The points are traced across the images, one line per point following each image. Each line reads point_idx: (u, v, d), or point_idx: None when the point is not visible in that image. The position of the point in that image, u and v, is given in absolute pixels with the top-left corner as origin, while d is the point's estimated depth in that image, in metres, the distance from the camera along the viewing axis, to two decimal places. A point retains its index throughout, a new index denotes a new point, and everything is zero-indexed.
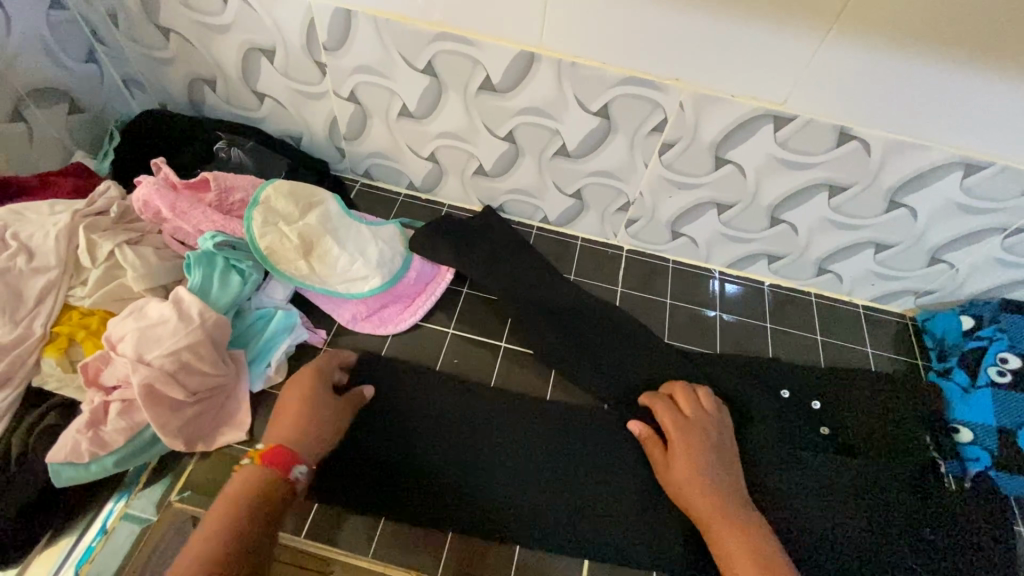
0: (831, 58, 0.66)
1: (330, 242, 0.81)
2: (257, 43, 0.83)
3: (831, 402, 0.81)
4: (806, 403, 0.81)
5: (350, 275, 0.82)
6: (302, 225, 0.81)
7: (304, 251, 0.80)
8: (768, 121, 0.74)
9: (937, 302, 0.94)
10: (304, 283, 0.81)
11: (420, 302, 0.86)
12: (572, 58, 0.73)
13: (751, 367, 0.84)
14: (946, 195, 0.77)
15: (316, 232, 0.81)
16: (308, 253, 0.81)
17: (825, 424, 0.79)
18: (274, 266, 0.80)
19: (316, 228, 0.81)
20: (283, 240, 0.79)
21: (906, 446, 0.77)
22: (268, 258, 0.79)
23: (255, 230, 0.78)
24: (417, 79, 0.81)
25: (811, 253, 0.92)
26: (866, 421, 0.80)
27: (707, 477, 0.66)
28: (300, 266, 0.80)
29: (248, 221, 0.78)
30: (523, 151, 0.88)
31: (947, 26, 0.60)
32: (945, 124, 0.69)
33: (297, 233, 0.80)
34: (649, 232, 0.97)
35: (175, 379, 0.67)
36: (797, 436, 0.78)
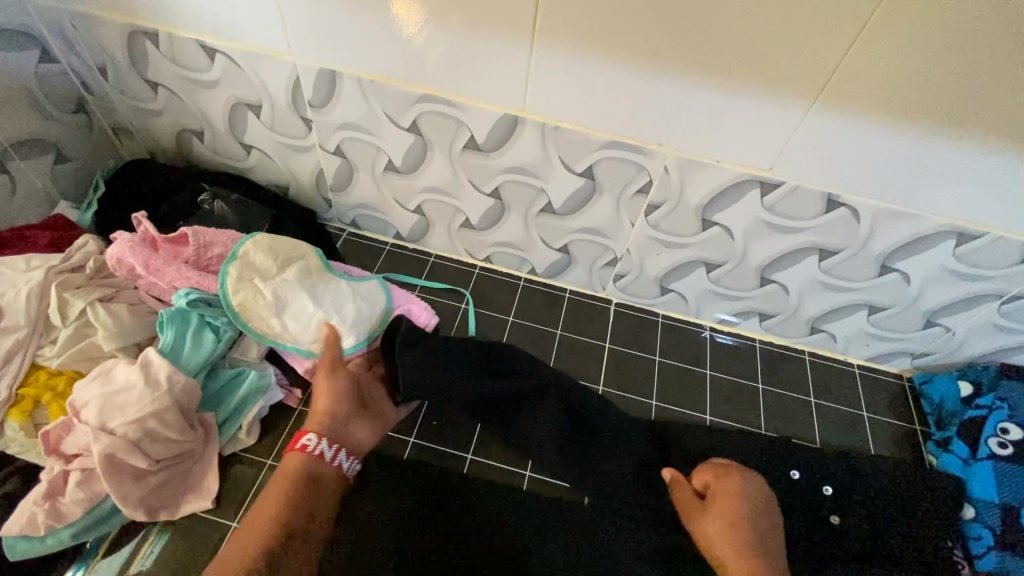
0: (815, 128, 0.65)
1: (305, 298, 0.79)
2: (243, 99, 0.83)
3: (844, 488, 0.75)
4: (817, 489, 0.75)
5: (321, 333, 0.79)
6: (278, 282, 0.79)
7: (278, 307, 0.79)
8: (754, 186, 0.73)
9: (935, 364, 0.91)
10: (275, 342, 0.78)
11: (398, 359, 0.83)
12: (556, 122, 0.72)
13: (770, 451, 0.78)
14: (938, 261, 0.75)
15: (291, 288, 0.79)
16: (283, 309, 0.79)
17: (835, 513, 0.74)
18: (247, 323, 0.78)
19: (293, 284, 0.80)
20: (258, 297, 0.78)
21: (919, 544, 0.72)
22: (241, 315, 0.77)
23: (229, 287, 0.77)
24: (402, 136, 0.81)
25: (803, 312, 0.89)
26: (879, 511, 0.74)
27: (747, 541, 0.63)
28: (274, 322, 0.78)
29: (223, 277, 0.78)
30: (509, 206, 0.87)
31: (932, 102, 0.59)
32: (932, 195, 0.68)
33: (271, 289, 0.78)
34: (638, 287, 0.95)
35: (138, 447, 0.65)
36: (808, 529, 0.72)
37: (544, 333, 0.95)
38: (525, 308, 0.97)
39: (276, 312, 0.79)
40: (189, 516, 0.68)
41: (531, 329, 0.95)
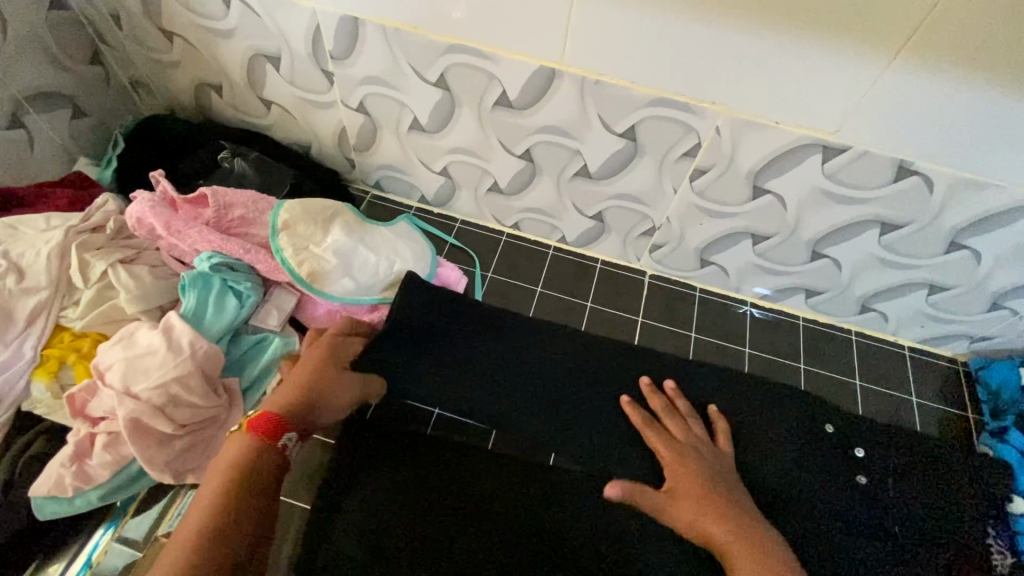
0: (894, 86, 0.57)
1: (364, 250, 0.80)
2: (262, 49, 0.78)
3: (875, 449, 0.72)
4: (847, 449, 0.72)
5: (391, 278, 0.81)
6: (332, 243, 0.79)
7: (344, 267, 0.79)
8: (816, 151, 0.66)
9: (994, 349, 0.85)
10: (352, 298, 0.79)
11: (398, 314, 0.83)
12: (597, 76, 0.66)
13: (753, 409, 0.74)
14: (1017, 239, 0.68)
15: (348, 248, 0.80)
16: (348, 268, 0.79)
17: (862, 474, 0.70)
18: (315, 288, 0.78)
19: (351, 245, 0.80)
20: (321, 262, 0.78)
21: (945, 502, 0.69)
22: (305, 280, 0.77)
23: (288, 258, 0.77)
24: (429, 92, 0.75)
25: (854, 290, 0.83)
26: (914, 473, 0.70)
27: (704, 472, 0.63)
28: (335, 283, 0.78)
29: (279, 254, 0.77)
30: (541, 169, 0.81)
31: None
32: (1022, 163, 0.60)
33: (333, 252, 0.79)
34: (675, 259, 0.90)
35: (163, 412, 0.64)
36: (830, 474, 0.70)
37: (573, 304, 0.91)
38: (555, 278, 0.93)
39: (344, 271, 0.79)
40: None
41: (559, 300, 0.91)
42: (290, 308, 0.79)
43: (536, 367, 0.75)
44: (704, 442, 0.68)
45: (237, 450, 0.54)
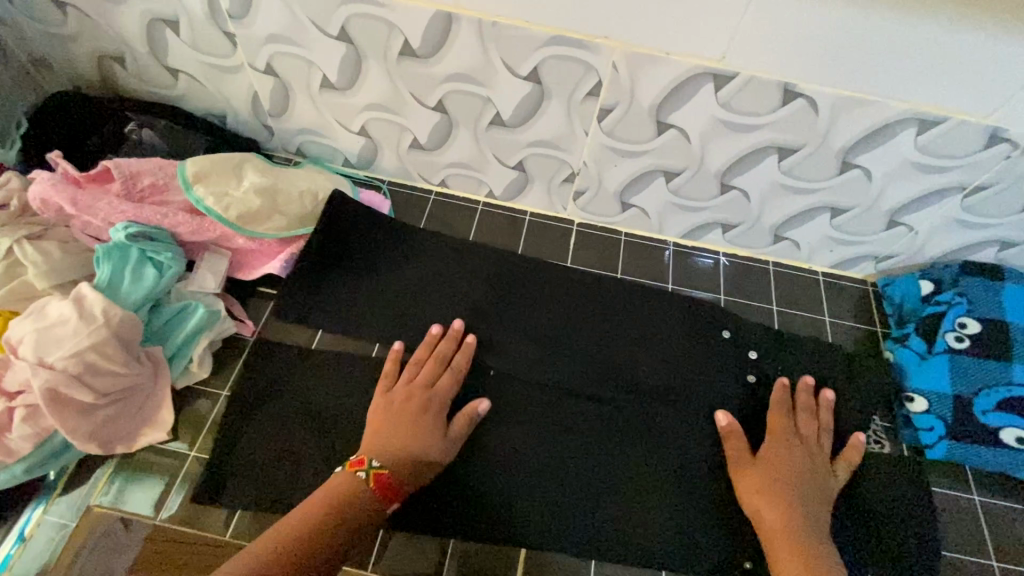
0: (766, 7, 0.60)
1: (286, 186, 0.82)
2: (159, 14, 0.77)
3: (767, 353, 0.82)
4: (742, 353, 0.81)
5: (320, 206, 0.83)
6: (252, 185, 0.79)
7: (271, 205, 0.80)
8: (707, 81, 0.68)
9: (898, 267, 0.90)
10: (282, 232, 0.80)
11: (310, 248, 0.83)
12: (493, 18, 0.67)
13: (660, 323, 0.83)
14: (900, 153, 0.72)
15: (270, 186, 0.80)
16: (274, 205, 0.80)
17: (752, 373, 0.80)
18: (244, 228, 0.78)
19: (272, 184, 0.81)
20: (245, 203, 0.78)
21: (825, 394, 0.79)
22: (229, 220, 0.77)
23: (211, 206, 0.77)
24: (333, 47, 0.75)
25: (766, 220, 0.87)
26: (798, 372, 0.80)
27: (787, 485, 0.68)
28: (263, 222, 0.79)
29: (199, 203, 0.76)
30: (457, 121, 0.82)
31: None
32: (891, 77, 0.64)
33: (255, 192, 0.79)
34: (599, 204, 0.92)
35: (81, 381, 0.63)
36: (723, 373, 0.80)
37: None
38: (484, 231, 0.94)
39: (271, 209, 0.80)
40: (145, 448, 0.69)
41: None
42: (225, 271, 0.78)
43: (466, 291, 0.83)
44: (807, 448, 0.72)
45: (340, 482, 0.62)
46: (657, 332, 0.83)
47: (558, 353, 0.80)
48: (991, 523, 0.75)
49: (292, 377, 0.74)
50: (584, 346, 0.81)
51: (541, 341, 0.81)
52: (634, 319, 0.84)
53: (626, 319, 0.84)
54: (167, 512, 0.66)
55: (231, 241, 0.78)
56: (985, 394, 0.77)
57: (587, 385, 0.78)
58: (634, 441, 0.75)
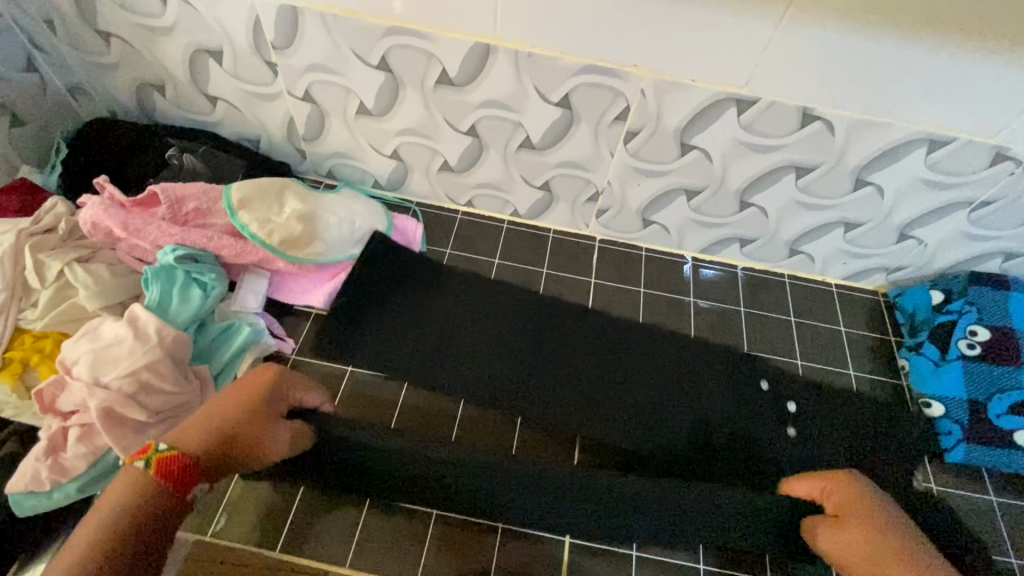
0: (789, 39, 0.65)
1: (325, 214, 0.84)
2: (203, 45, 0.80)
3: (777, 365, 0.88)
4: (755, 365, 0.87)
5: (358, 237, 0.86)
6: (293, 213, 0.82)
7: (311, 232, 0.83)
8: (730, 106, 0.73)
9: (908, 277, 0.94)
10: (320, 261, 0.83)
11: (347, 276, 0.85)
12: (529, 48, 0.71)
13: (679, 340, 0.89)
14: (911, 171, 0.76)
15: (310, 213, 0.83)
16: (315, 234, 0.83)
17: (765, 382, 0.86)
18: (287, 255, 0.81)
19: (312, 210, 0.84)
20: (288, 229, 0.81)
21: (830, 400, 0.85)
22: (273, 246, 0.80)
23: (255, 232, 0.79)
24: (372, 75, 0.78)
25: (782, 234, 0.91)
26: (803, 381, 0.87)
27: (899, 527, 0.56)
28: (304, 248, 0.82)
29: (245, 228, 0.79)
30: (487, 143, 0.85)
31: (894, 5, 0.60)
32: (903, 101, 0.69)
33: (297, 218, 0.82)
34: (621, 221, 0.96)
35: (135, 400, 0.65)
36: (740, 384, 0.85)
37: (530, 272, 0.95)
38: (510, 249, 0.97)
39: (311, 237, 0.83)
40: None
41: (516, 269, 0.95)
42: (265, 291, 0.81)
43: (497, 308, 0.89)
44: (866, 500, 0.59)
45: (135, 482, 0.48)
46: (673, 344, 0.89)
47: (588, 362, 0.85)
48: (1010, 525, 0.77)
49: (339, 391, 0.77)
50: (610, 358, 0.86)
51: (568, 353, 0.86)
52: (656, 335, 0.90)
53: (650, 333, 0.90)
54: (217, 528, 0.69)
55: (272, 262, 0.80)
56: (998, 398, 0.81)
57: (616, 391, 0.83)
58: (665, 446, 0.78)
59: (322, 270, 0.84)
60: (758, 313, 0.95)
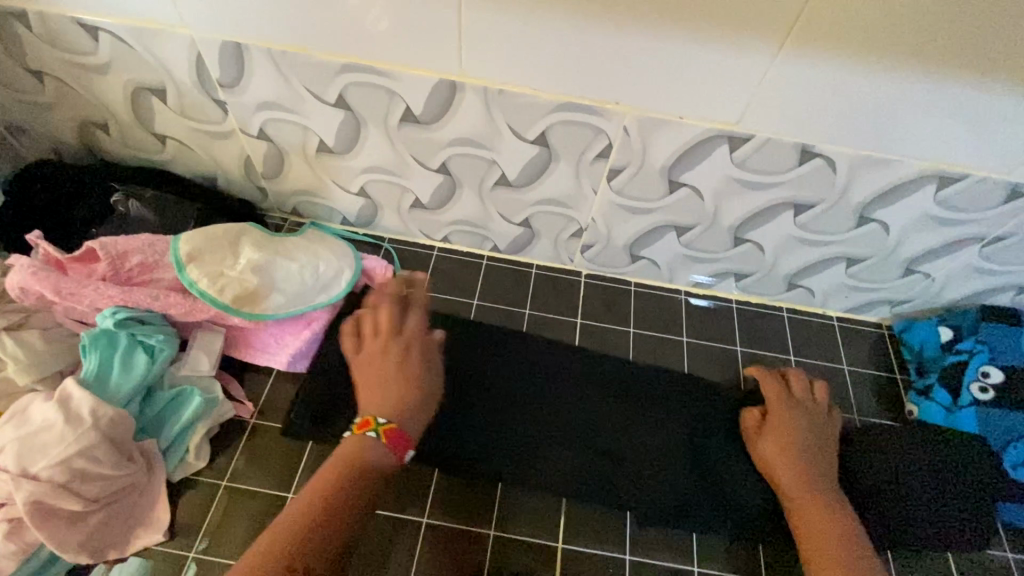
0: (785, 73, 0.58)
1: (283, 261, 0.78)
2: (144, 82, 0.73)
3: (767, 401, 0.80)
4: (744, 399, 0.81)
5: (323, 283, 0.79)
6: (248, 264, 0.75)
7: (268, 283, 0.76)
8: (722, 143, 0.66)
9: (915, 310, 0.88)
10: (276, 314, 0.75)
11: (307, 329, 0.77)
12: (499, 85, 0.64)
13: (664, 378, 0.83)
14: (920, 208, 0.70)
15: (266, 263, 0.77)
16: (271, 284, 0.76)
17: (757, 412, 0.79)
18: (241, 311, 0.74)
19: (268, 259, 0.77)
20: (243, 283, 0.74)
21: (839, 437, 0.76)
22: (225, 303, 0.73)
23: (204, 288, 0.73)
24: (331, 113, 0.71)
25: (780, 269, 0.85)
26: None
27: (806, 438, 0.71)
28: (260, 303, 0.75)
29: (192, 285, 0.72)
30: (460, 181, 0.79)
31: (898, 37, 0.54)
32: (911, 137, 0.62)
33: (251, 270, 0.75)
34: (607, 256, 0.89)
35: (69, 490, 0.59)
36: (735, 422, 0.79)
37: (510, 312, 0.89)
38: (490, 287, 0.91)
39: (269, 288, 0.76)
40: (142, 552, 0.63)
41: (496, 311, 0.89)
42: (220, 349, 0.74)
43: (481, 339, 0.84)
44: (801, 415, 0.73)
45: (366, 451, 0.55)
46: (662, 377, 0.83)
47: (580, 385, 0.81)
48: None
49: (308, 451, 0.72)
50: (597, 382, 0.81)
51: (561, 375, 0.82)
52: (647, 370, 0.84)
53: (641, 369, 0.84)
54: None
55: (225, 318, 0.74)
56: (1014, 448, 0.75)
57: (610, 409, 0.79)
58: (663, 471, 0.75)
59: (288, 323, 0.77)
60: (756, 352, 0.88)
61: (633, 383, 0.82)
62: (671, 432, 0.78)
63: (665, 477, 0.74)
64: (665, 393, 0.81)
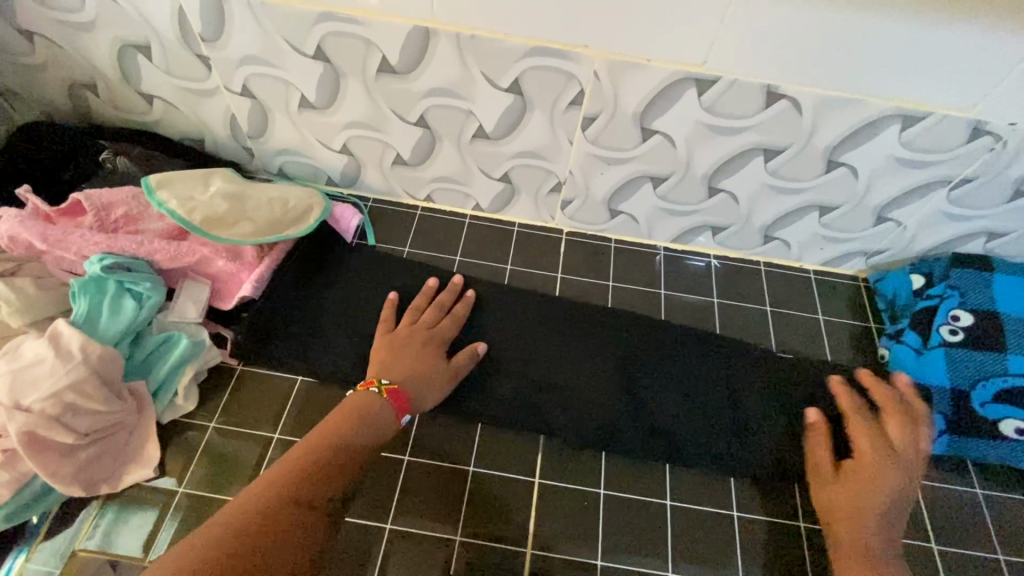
0: (745, 10, 0.60)
1: (252, 191, 0.82)
2: (130, 39, 0.75)
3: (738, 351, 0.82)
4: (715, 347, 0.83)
5: (296, 215, 0.83)
6: (216, 191, 0.79)
7: (236, 209, 0.79)
8: (690, 86, 0.68)
9: (889, 261, 0.90)
10: (242, 239, 0.79)
11: (267, 263, 0.81)
12: (470, 31, 0.66)
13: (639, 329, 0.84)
14: (886, 150, 0.72)
15: (235, 191, 0.80)
16: (240, 210, 0.80)
17: (725, 359, 0.81)
18: (209, 232, 0.77)
19: (239, 190, 0.81)
20: (212, 207, 0.78)
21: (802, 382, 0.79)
22: (195, 223, 0.76)
23: (174, 209, 0.76)
24: (310, 66, 0.73)
25: (755, 220, 0.86)
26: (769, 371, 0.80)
27: (896, 487, 0.65)
28: (229, 228, 0.79)
29: (162, 206, 0.75)
30: (439, 134, 0.81)
31: None
32: (873, 75, 0.64)
33: (220, 196, 0.79)
34: (587, 212, 0.91)
35: (61, 423, 0.61)
36: (705, 367, 0.81)
37: (492, 268, 0.91)
38: (472, 245, 0.93)
39: (237, 214, 0.79)
40: (133, 487, 0.66)
41: (478, 267, 0.91)
42: (207, 299, 0.77)
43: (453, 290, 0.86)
44: (898, 467, 0.66)
45: (359, 407, 0.63)
46: (634, 328, 0.84)
47: (555, 334, 0.83)
48: (997, 519, 0.73)
49: (294, 395, 0.74)
50: (569, 331, 0.83)
51: (534, 324, 0.84)
52: (621, 319, 0.85)
53: (615, 319, 0.85)
54: (157, 554, 0.63)
55: (212, 262, 0.78)
56: (982, 386, 0.76)
57: (582, 355, 0.81)
58: (634, 411, 0.77)
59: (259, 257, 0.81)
60: (733, 304, 0.90)
61: (608, 334, 0.83)
62: (670, 378, 0.80)
63: (634, 418, 0.76)
64: (638, 343, 0.83)
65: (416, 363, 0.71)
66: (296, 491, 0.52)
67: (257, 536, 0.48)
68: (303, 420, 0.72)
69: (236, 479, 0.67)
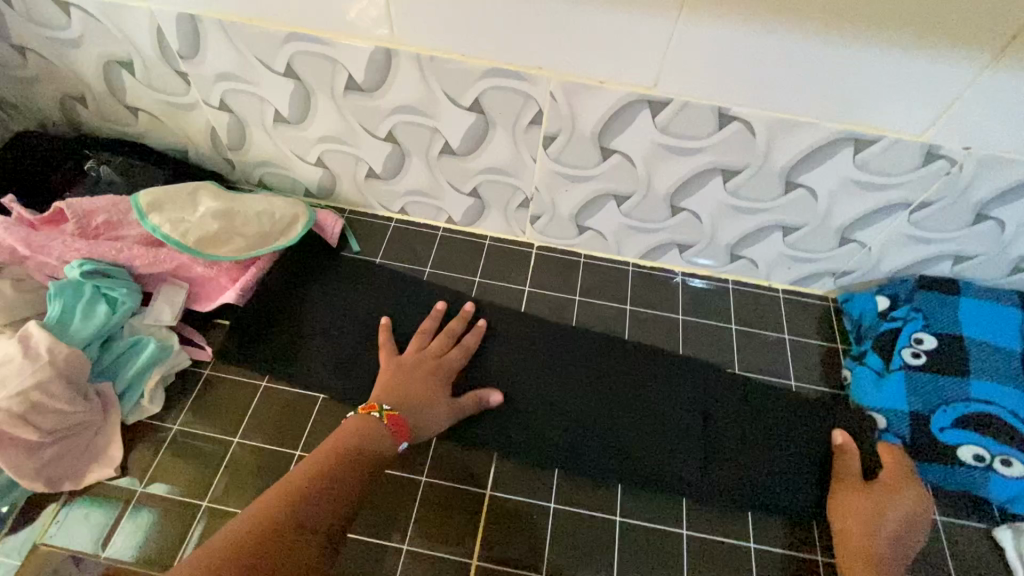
0: (691, 35, 0.62)
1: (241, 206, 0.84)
2: (114, 56, 0.79)
3: (693, 369, 0.84)
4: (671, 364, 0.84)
5: (283, 225, 0.86)
6: (206, 210, 0.81)
7: (228, 226, 0.82)
8: (643, 107, 0.70)
9: (857, 282, 0.90)
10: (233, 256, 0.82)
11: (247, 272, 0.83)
12: (430, 52, 0.69)
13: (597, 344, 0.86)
14: (842, 172, 0.72)
15: (224, 208, 0.82)
16: (230, 226, 0.82)
17: (680, 377, 0.83)
18: (200, 253, 0.80)
19: (228, 206, 0.83)
20: (202, 228, 0.80)
21: (753, 403, 0.81)
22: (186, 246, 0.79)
23: (167, 233, 0.79)
24: (282, 83, 0.76)
25: (720, 239, 0.87)
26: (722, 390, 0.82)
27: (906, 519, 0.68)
28: (220, 246, 0.81)
29: (155, 230, 0.78)
30: (408, 150, 0.83)
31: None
32: (822, 99, 0.65)
33: (210, 216, 0.81)
34: (556, 227, 0.93)
35: (26, 420, 0.64)
36: (659, 383, 0.82)
37: (461, 280, 0.93)
38: (443, 257, 0.94)
39: (230, 232, 0.82)
40: (95, 484, 0.68)
41: (447, 279, 0.92)
42: (184, 301, 0.80)
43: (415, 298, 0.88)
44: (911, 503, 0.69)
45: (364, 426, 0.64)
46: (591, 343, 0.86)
47: (513, 345, 0.85)
48: (953, 547, 0.71)
49: (256, 399, 0.76)
50: (526, 343, 0.86)
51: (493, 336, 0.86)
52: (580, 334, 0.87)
53: (574, 333, 0.87)
54: (113, 550, 0.65)
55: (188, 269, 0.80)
56: (943, 411, 0.76)
57: (540, 366, 0.84)
58: (586, 422, 0.79)
59: (242, 267, 0.84)
60: (699, 322, 0.90)
61: (567, 348, 0.85)
62: (631, 398, 0.81)
63: (583, 429, 0.78)
64: (594, 357, 0.85)
65: (421, 387, 0.72)
66: (310, 499, 0.54)
67: (275, 537, 0.50)
68: (262, 425, 0.74)
69: (194, 479, 0.69)
